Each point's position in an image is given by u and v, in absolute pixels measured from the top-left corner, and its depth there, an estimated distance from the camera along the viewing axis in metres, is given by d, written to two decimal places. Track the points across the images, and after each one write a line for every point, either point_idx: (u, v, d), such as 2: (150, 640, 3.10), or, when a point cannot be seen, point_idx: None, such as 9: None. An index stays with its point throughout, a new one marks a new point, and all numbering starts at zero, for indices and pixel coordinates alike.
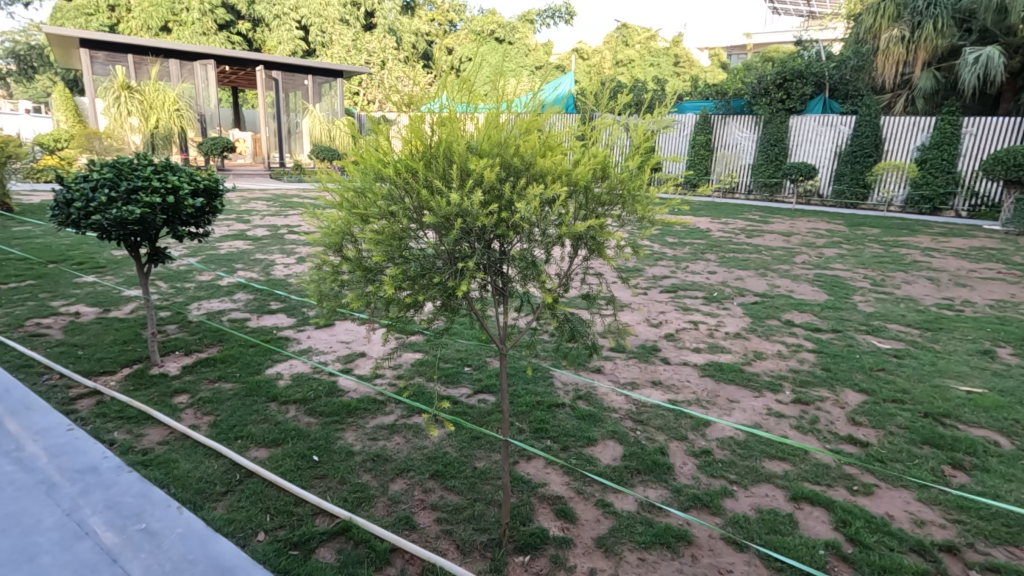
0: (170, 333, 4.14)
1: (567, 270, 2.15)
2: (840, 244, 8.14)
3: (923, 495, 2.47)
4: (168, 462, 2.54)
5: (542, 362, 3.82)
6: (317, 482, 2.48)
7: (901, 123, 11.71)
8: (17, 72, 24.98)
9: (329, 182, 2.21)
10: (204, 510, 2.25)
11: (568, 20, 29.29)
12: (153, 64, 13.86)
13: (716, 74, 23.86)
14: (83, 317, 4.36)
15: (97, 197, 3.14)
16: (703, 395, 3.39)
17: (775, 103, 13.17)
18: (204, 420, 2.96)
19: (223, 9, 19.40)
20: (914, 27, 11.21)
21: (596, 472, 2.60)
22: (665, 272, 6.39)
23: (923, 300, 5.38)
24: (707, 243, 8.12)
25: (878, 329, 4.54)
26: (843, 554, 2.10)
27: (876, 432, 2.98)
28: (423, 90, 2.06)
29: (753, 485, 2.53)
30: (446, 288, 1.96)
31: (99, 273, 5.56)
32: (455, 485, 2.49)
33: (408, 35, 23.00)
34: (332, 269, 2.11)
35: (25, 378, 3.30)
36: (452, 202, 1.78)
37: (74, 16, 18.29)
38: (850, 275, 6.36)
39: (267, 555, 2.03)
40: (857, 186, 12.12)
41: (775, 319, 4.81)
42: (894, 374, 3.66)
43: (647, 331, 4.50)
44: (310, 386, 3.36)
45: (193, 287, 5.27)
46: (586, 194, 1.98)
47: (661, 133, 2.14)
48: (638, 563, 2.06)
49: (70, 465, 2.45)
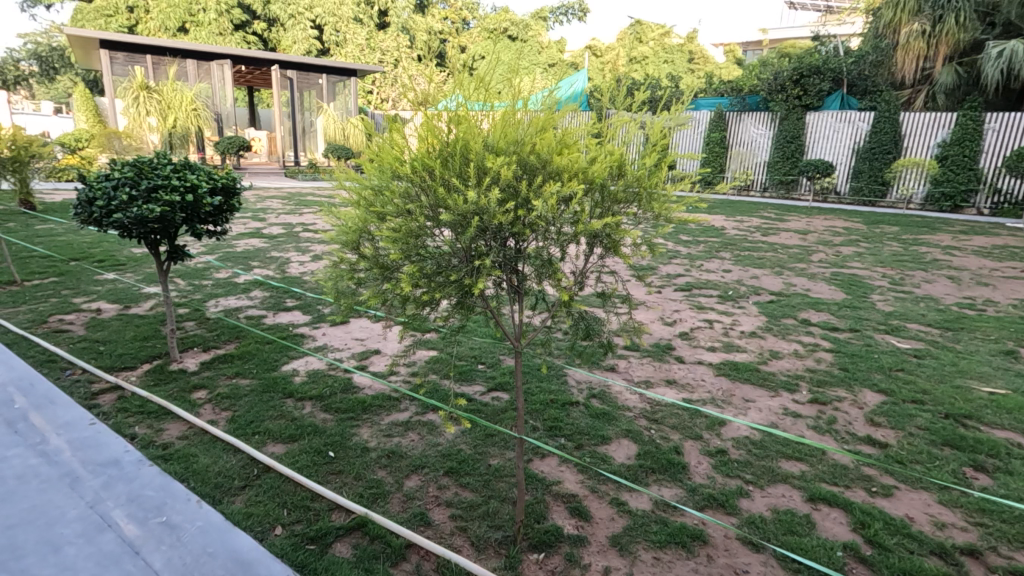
0: (189, 330, 4.20)
1: (582, 268, 2.14)
2: (858, 242, 8.00)
3: (943, 497, 2.43)
4: (187, 457, 2.58)
5: (556, 360, 3.81)
6: (333, 478, 2.50)
7: (921, 119, 11.48)
8: (40, 73, 25.57)
9: (345, 179, 2.22)
10: (222, 504, 2.28)
11: (581, 17, 29.15)
12: (171, 64, 14.07)
13: (731, 71, 23.64)
14: (105, 314, 4.45)
15: (118, 196, 3.19)
16: (718, 395, 3.36)
17: (791, 100, 13.06)
18: (222, 415, 3.00)
19: (239, 9, 19.58)
20: (935, 21, 10.99)
21: (611, 471, 2.59)
22: (679, 271, 6.34)
23: (943, 300, 5.27)
24: (721, 242, 8.03)
25: (897, 329, 4.46)
26: (861, 555, 2.08)
27: (895, 433, 2.94)
28: (437, 87, 2.06)
29: (769, 485, 2.51)
30: (462, 286, 1.96)
31: (120, 271, 5.67)
32: (469, 482, 2.50)
33: (422, 34, 23.16)
34: (349, 267, 2.12)
35: (49, 373, 3.38)
36: (469, 200, 1.78)
37: (95, 18, 18.59)
38: (868, 274, 6.25)
39: (284, 549, 2.05)
40: (874, 183, 11.95)
41: (791, 319, 4.75)
42: (914, 375, 3.61)
43: (661, 330, 4.47)
44: (326, 382, 3.40)
45: (210, 284, 5.35)
46: (602, 192, 1.96)
47: (677, 131, 2.11)
48: (653, 562, 2.05)
49: (93, 458, 2.50)
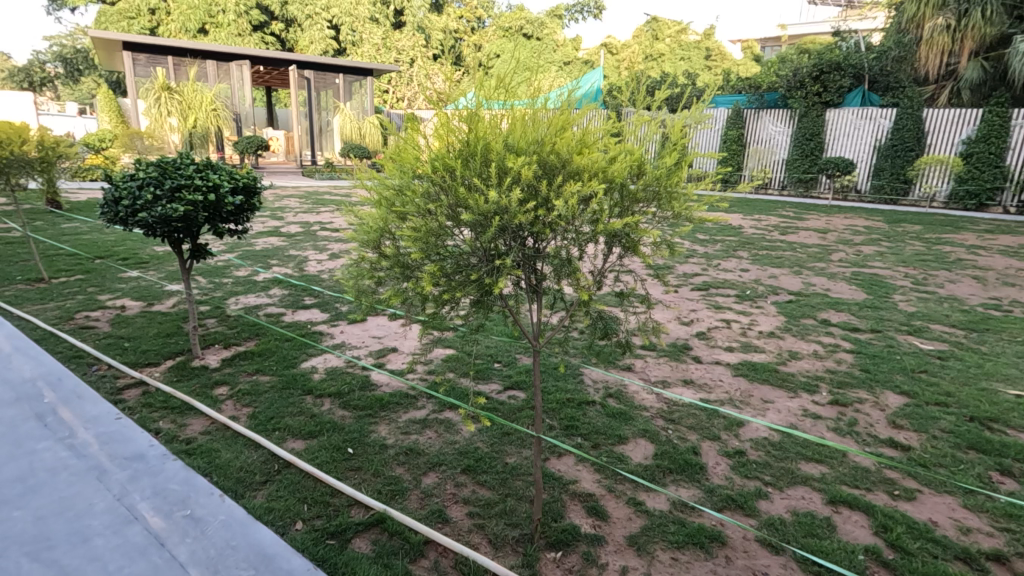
0: (209, 327, 4.28)
1: (600, 267, 2.14)
2: (880, 241, 7.88)
3: (969, 501, 2.38)
4: (210, 452, 2.63)
5: (573, 359, 3.80)
6: (351, 474, 2.53)
7: (944, 115, 11.25)
8: (65, 74, 26.26)
9: (366, 179, 2.22)
10: (245, 499, 2.33)
11: (596, 15, 29.04)
12: (192, 65, 14.33)
13: (748, 68, 23.33)
14: (129, 311, 4.55)
15: (143, 195, 3.26)
16: (736, 395, 3.34)
17: (811, 96, 12.85)
18: (243, 411, 3.05)
19: (257, 10, 19.82)
20: (960, 15, 10.81)
21: (627, 471, 2.59)
22: (696, 270, 6.30)
23: (968, 300, 5.17)
24: (739, 241, 7.93)
25: (920, 329, 4.39)
26: (884, 560, 2.06)
27: (918, 436, 2.89)
28: (456, 87, 2.07)
29: (789, 487, 2.49)
30: (482, 285, 1.97)
31: (143, 269, 5.77)
32: (486, 480, 2.51)
33: (437, 32, 23.48)
34: (370, 266, 2.15)
35: (76, 369, 3.46)
36: (490, 201, 1.79)
37: (117, 20, 18.90)
38: (889, 274, 6.13)
39: (305, 544, 2.08)
40: (897, 181, 11.72)
41: (810, 319, 4.70)
42: (937, 377, 3.55)
43: (677, 330, 4.44)
44: (344, 380, 3.44)
45: (230, 283, 5.41)
46: (621, 191, 1.95)
47: (696, 129, 2.08)
48: (671, 562, 2.04)
49: (120, 452, 2.56)
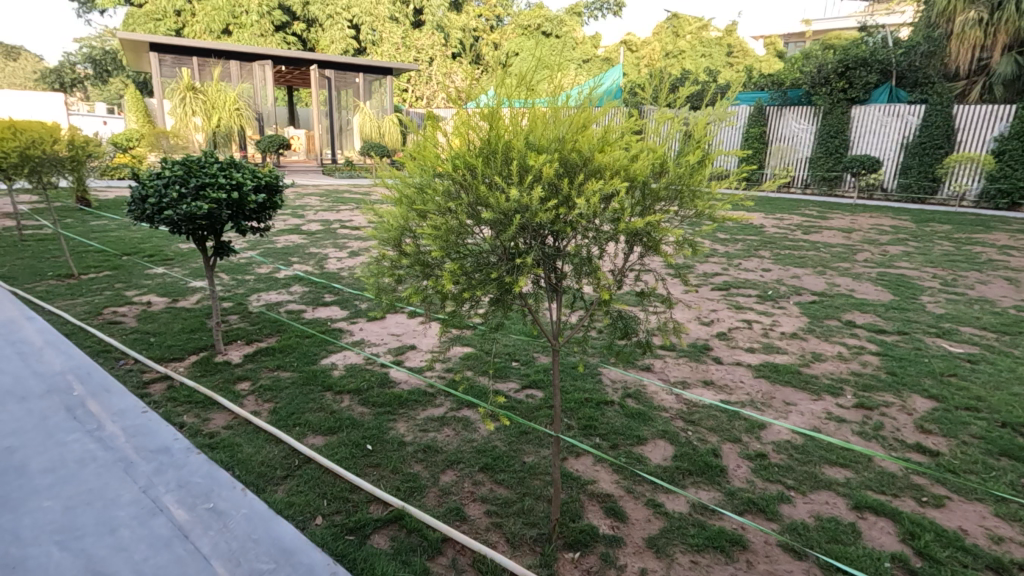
0: (232, 323, 4.35)
1: (621, 266, 2.11)
2: (906, 241, 7.70)
3: (1001, 510, 2.31)
4: (232, 446, 2.68)
5: (591, 359, 3.78)
6: (370, 471, 2.55)
7: (975, 112, 10.94)
8: (94, 75, 26.79)
9: (386, 178, 2.23)
10: (266, 493, 2.36)
11: (616, 11, 28.71)
12: (216, 66, 14.58)
13: (771, 64, 22.90)
14: (154, 306, 4.64)
15: (170, 193, 3.31)
16: (757, 397, 3.29)
17: (836, 93, 12.61)
18: (265, 407, 3.10)
19: (279, 11, 20.08)
20: (993, 9, 10.50)
21: (646, 472, 2.56)
22: (717, 269, 6.24)
23: (999, 302, 5.03)
24: (760, 240, 7.80)
25: (949, 332, 4.27)
26: (911, 568, 2.00)
27: (948, 441, 2.81)
28: (476, 84, 2.07)
29: (812, 492, 2.44)
30: (502, 284, 1.96)
31: (168, 265, 5.89)
32: (504, 479, 2.51)
33: (456, 31, 23.57)
34: (390, 263, 2.15)
35: (104, 363, 3.55)
36: (511, 198, 1.78)
37: (145, 22, 19.28)
38: (917, 275, 5.99)
39: (325, 538, 2.11)
40: (924, 180, 11.43)
41: (834, 320, 4.61)
42: (968, 381, 3.44)
43: (697, 330, 4.39)
44: (363, 377, 3.46)
45: (253, 279, 5.51)
46: (643, 189, 1.93)
47: (719, 126, 2.04)
48: (691, 565, 2.02)
49: (146, 445, 2.62)
